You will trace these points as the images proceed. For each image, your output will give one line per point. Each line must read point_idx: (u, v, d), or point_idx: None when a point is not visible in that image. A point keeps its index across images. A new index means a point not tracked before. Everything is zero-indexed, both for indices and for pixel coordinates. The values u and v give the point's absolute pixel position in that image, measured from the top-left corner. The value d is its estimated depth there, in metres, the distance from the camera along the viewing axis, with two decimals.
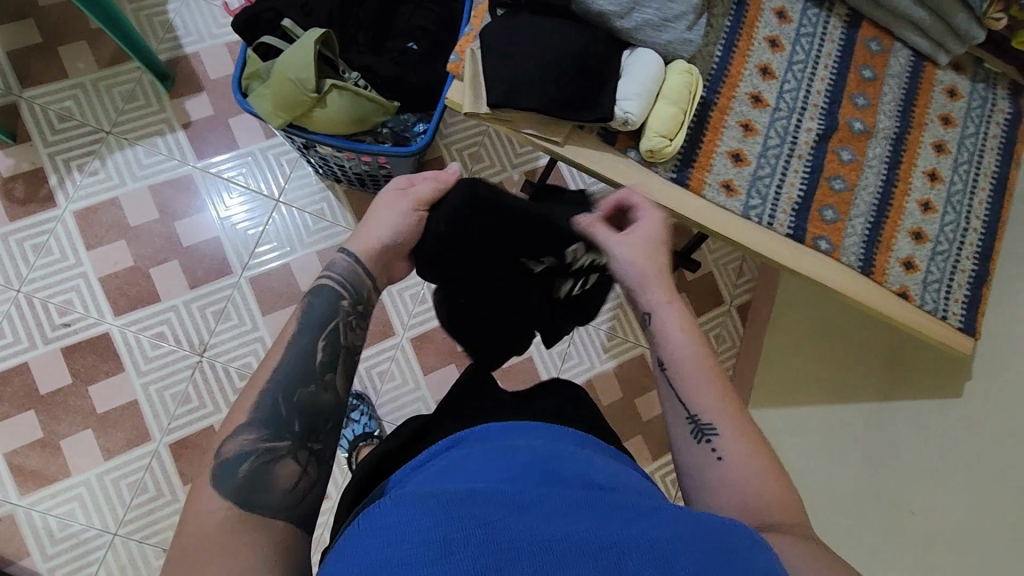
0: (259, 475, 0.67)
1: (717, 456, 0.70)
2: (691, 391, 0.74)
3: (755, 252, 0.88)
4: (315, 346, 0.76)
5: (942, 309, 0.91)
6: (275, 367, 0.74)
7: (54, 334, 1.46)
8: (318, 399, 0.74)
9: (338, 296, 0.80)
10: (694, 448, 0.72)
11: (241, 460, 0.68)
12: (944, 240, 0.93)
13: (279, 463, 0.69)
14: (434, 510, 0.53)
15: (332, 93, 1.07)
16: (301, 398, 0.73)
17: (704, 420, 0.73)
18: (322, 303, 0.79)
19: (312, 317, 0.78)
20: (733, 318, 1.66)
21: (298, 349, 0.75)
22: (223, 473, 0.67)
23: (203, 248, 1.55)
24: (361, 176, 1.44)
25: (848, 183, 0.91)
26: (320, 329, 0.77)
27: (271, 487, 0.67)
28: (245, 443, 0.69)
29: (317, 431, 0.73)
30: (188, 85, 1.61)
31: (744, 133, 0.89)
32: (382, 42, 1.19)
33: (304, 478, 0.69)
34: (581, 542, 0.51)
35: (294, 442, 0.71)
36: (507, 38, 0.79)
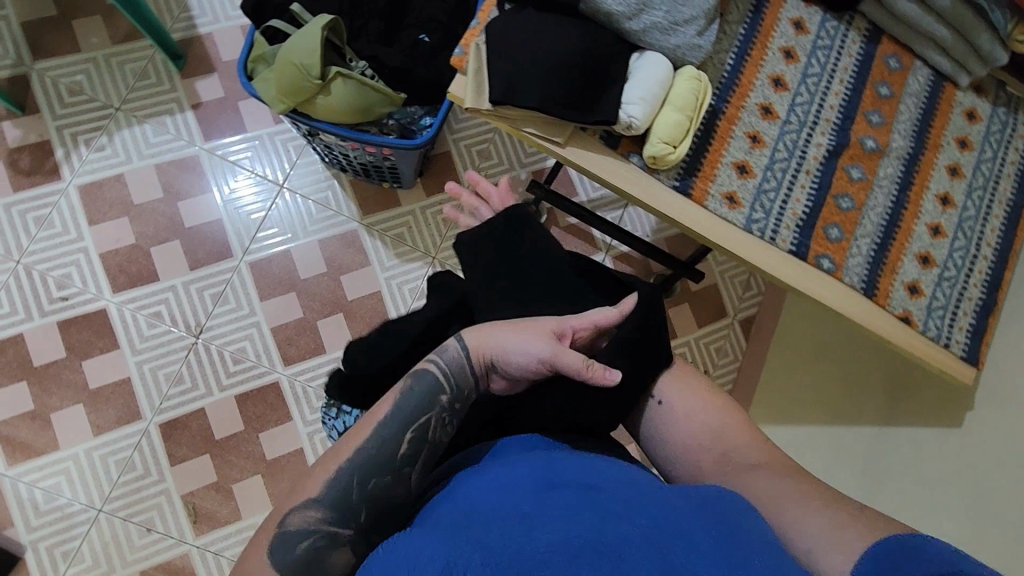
0: (317, 555, 0.64)
1: (658, 402, 0.81)
2: None
3: (755, 267, 0.85)
4: (401, 437, 0.70)
5: (946, 337, 0.89)
6: (353, 453, 0.68)
7: (51, 308, 1.47)
8: (391, 490, 0.68)
9: (438, 389, 0.72)
10: (640, 400, 0.82)
11: (301, 538, 0.64)
12: (951, 266, 0.90)
13: (336, 550, 0.64)
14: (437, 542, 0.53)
15: (337, 80, 1.06)
16: (374, 487, 0.67)
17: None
18: (422, 393, 0.72)
19: (407, 405, 0.71)
20: (737, 331, 1.64)
21: (384, 435, 0.69)
22: (281, 546, 0.64)
23: (205, 230, 1.55)
24: (366, 167, 1.43)
25: (856, 202, 0.88)
26: (412, 421, 0.70)
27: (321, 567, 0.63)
28: (310, 521, 0.65)
29: (383, 524, 0.67)
30: (200, 65, 1.60)
31: (751, 144, 0.87)
32: (392, 32, 1.18)
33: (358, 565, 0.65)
34: (581, 542, 0.52)
35: (359, 528, 0.66)
36: (513, 34, 0.77)
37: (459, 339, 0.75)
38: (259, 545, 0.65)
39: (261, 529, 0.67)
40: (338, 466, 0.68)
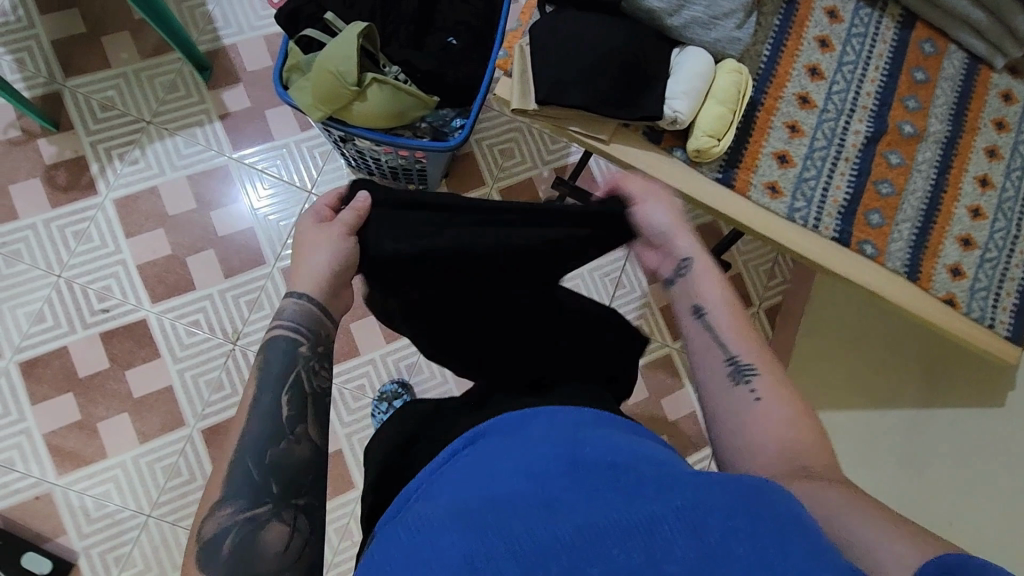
0: (245, 545, 0.64)
1: (757, 397, 0.72)
2: (729, 330, 0.76)
3: (798, 255, 0.87)
4: (279, 402, 0.72)
5: (990, 318, 0.90)
6: (243, 432, 0.71)
7: (93, 319, 1.50)
8: (291, 453, 0.70)
9: (296, 345, 0.76)
10: (734, 390, 0.73)
11: (223, 537, 0.64)
12: (993, 247, 0.91)
13: (264, 529, 0.65)
14: (454, 530, 0.52)
15: (372, 86, 1.08)
16: (272, 457, 0.69)
17: (741, 360, 0.75)
18: (279, 359, 0.75)
19: (268, 376, 0.74)
20: (762, 320, 1.62)
21: (261, 409, 0.72)
22: (209, 554, 0.64)
23: (238, 238, 1.58)
24: (396, 170, 1.45)
25: (896, 187, 0.89)
26: (279, 385, 0.73)
27: (257, 551, 0.64)
28: (224, 519, 0.65)
29: (299, 485, 0.69)
30: (226, 76, 1.63)
31: (790, 134, 0.88)
32: (422, 37, 1.20)
33: (293, 540, 0.65)
34: (606, 525, 0.50)
35: (276, 500, 0.67)
36: (555, 34, 0.79)
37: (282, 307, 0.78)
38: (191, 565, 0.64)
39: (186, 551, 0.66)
40: (232, 455, 0.69)
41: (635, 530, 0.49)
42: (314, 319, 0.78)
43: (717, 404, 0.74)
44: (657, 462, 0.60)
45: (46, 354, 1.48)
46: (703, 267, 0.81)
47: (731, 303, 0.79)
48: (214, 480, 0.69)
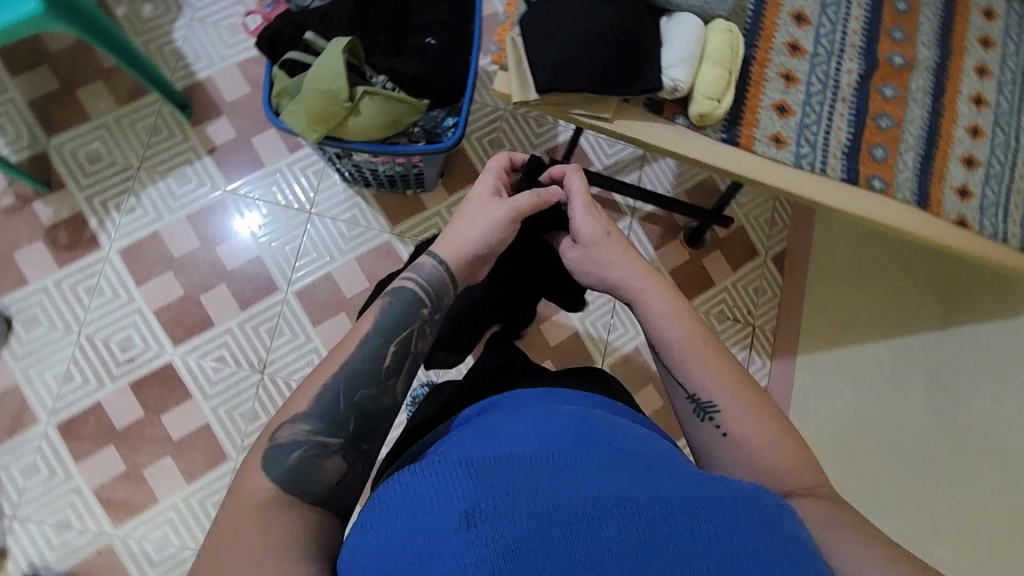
0: (309, 466, 0.71)
1: (722, 434, 0.78)
2: (689, 371, 0.82)
3: (810, 200, 0.88)
4: (384, 352, 0.79)
5: (1003, 233, 0.92)
6: (342, 363, 0.77)
7: (120, 371, 1.52)
8: (377, 401, 0.77)
9: (418, 303, 0.83)
10: (700, 427, 0.80)
11: (292, 449, 0.71)
12: (996, 163, 0.93)
13: (328, 458, 0.72)
14: (458, 476, 0.53)
15: (364, 99, 1.09)
16: (359, 399, 0.76)
17: (703, 399, 0.81)
18: (400, 305, 0.82)
19: (387, 320, 0.81)
20: (770, 270, 1.63)
21: (368, 349, 0.79)
22: (273, 459, 0.71)
23: (246, 269, 1.60)
24: (393, 177, 1.46)
25: (894, 119, 0.91)
26: (394, 335, 0.80)
27: (315, 474, 0.71)
28: (300, 434, 0.72)
29: (370, 433, 0.76)
30: (207, 109, 1.62)
31: (786, 83, 0.89)
32: (402, 41, 1.19)
33: (347, 475, 0.73)
34: (612, 505, 0.53)
35: (348, 439, 0.74)
36: (544, 22, 0.79)
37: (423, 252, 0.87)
38: (254, 464, 0.71)
39: (252, 449, 0.73)
40: (328, 379, 0.76)
41: (638, 515, 0.52)
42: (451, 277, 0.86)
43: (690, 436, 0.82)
44: (654, 452, 0.65)
45: (81, 412, 1.49)
46: (648, 298, 0.87)
47: (690, 332, 0.84)
48: (309, 390, 0.76)
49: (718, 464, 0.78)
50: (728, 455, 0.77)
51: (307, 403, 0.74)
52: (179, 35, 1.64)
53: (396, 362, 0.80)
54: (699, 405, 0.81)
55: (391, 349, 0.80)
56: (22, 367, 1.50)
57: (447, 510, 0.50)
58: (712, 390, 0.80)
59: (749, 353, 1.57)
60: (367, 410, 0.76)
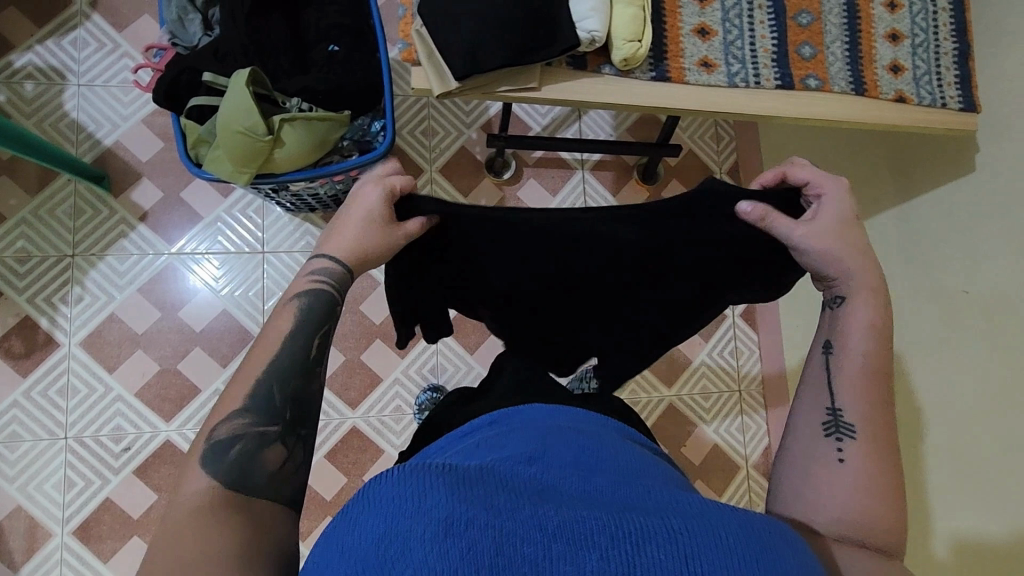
0: (247, 457, 0.70)
1: (838, 459, 0.76)
2: (853, 393, 0.80)
3: (752, 115, 0.88)
4: (310, 343, 0.79)
5: (941, 98, 0.92)
6: (268, 360, 0.76)
7: (120, 462, 1.47)
8: (306, 389, 0.77)
9: (329, 294, 0.83)
10: (821, 439, 0.79)
11: (229, 443, 0.70)
12: (919, 31, 0.94)
13: (266, 448, 0.72)
14: (442, 489, 0.56)
15: (284, 128, 1.03)
16: (292, 388, 0.76)
17: (844, 418, 0.79)
18: (319, 301, 0.82)
19: (309, 317, 0.80)
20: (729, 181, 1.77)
21: (295, 343, 0.78)
22: (210, 456, 0.70)
23: (216, 326, 1.55)
24: (337, 196, 1.41)
25: (813, 14, 0.91)
26: (317, 328, 0.80)
27: (255, 469, 0.70)
28: (236, 428, 0.72)
29: (304, 420, 0.76)
30: (126, 175, 1.54)
31: (700, 5, 0.87)
32: (306, 57, 1.14)
33: (288, 463, 0.73)
34: (595, 528, 0.54)
35: (286, 426, 0.74)
36: (443, 7, 0.76)
37: (318, 249, 0.85)
38: (192, 465, 0.70)
39: (189, 450, 0.72)
40: (257, 377, 0.75)
41: (622, 541, 0.53)
42: (351, 274, 0.84)
43: (799, 437, 0.81)
44: (648, 481, 0.66)
45: (93, 513, 1.45)
46: (858, 305, 0.84)
47: (871, 363, 0.81)
48: (239, 384, 0.75)
49: (797, 460, 0.79)
50: (811, 464, 0.77)
51: (237, 396, 0.74)
52: (71, 106, 1.54)
53: (321, 349, 0.80)
54: (839, 422, 0.79)
55: (313, 342, 0.79)
56: (18, 486, 1.44)
57: (426, 522, 0.53)
58: (869, 424, 0.78)
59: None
60: (302, 398, 0.76)
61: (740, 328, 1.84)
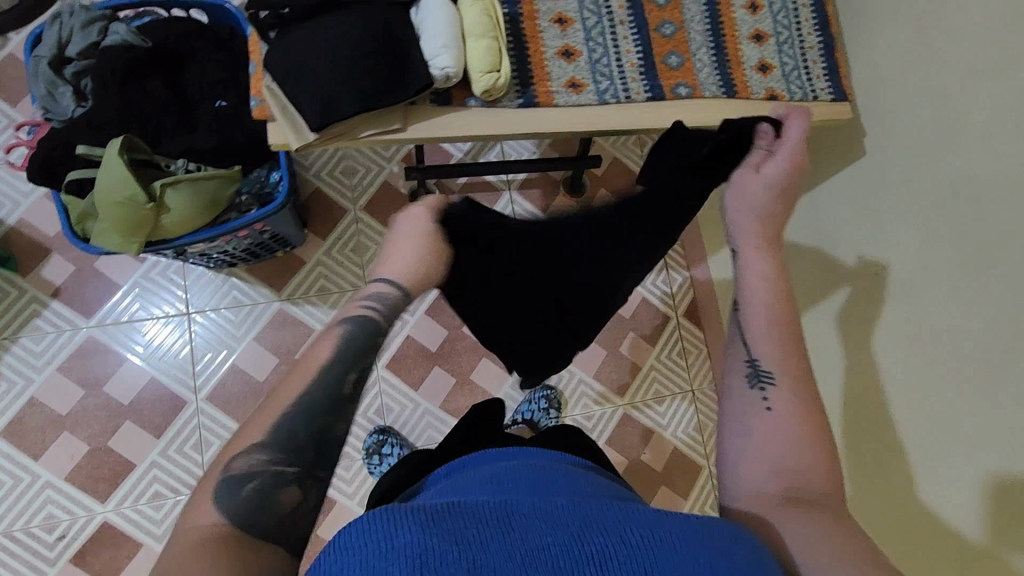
0: (261, 494, 0.66)
1: (766, 405, 0.75)
2: (758, 339, 0.79)
3: (627, 130, 0.88)
4: (344, 377, 0.74)
5: (812, 91, 0.94)
6: (297, 391, 0.72)
7: (57, 551, 1.41)
8: (331, 430, 0.72)
9: (377, 327, 0.80)
10: (746, 393, 0.77)
11: (246, 480, 0.66)
12: (782, 29, 0.95)
13: (282, 489, 0.67)
14: (415, 526, 0.53)
15: (168, 192, 1.01)
16: (316, 427, 0.71)
17: (761, 367, 0.77)
18: (362, 333, 0.78)
19: (347, 349, 0.76)
20: None
21: (328, 376, 0.73)
22: (226, 489, 0.66)
23: (145, 395, 1.50)
24: (253, 248, 1.38)
25: (676, 23, 0.92)
26: (354, 362, 0.76)
27: (268, 510, 0.66)
28: (255, 463, 0.67)
29: (326, 460, 0.71)
30: (34, 253, 1.50)
31: (561, 27, 0.88)
32: (190, 116, 1.11)
33: (302, 507, 0.68)
34: (560, 560, 0.51)
35: (305, 468, 0.69)
36: (292, 61, 0.74)
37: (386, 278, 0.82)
38: (202, 498, 0.66)
39: (202, 478, 0.68)
40: (282, 408, 0.71)
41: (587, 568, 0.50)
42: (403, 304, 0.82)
43: (727, 396, 0.79)
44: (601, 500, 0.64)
45: None
46: (749, 259, 0.83)
47: (773, 303, 0.80)
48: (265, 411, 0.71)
49: (738, 430, 0.75)
50: (752, 428, 0.74)
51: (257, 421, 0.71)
52: None
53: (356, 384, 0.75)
54: (757, 372, 0.77)
55: (353, 375, 0.75)
56: None
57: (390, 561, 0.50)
58: (772, 363, 0.77)
59: (668, 273, 1.85)
60: (325, 441, 0.71)
61: (685, 327, 1.84)
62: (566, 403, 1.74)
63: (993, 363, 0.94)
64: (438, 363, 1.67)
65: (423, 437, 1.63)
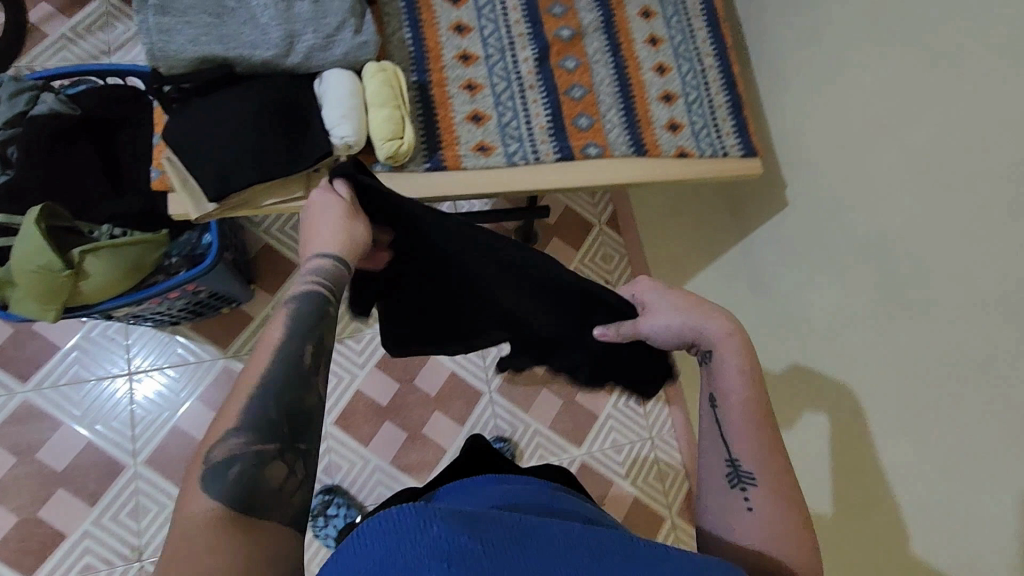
0: (250, 478, 0.56)
1: (747, 509, 0.73)
2: (740, 436, 0.76)
3: (538, 190, 0.89)
4: (302, 350, 0.65)
5: (721, 148, 0.96)
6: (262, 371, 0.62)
7: None
8: (306, 402, 0.62)
9: (323, 301, 0.70)
10: (728, 492, 0.75)
11: (229, 463, 0.56)
12: (691, 89, 0.99)
13: (269, 467, 0.57)
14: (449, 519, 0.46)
15: (87, 259, 1.00)
16: (290, 401, 0.61)
17: (742, 466, 0.75)
18: (307, 306, 0.68)
19: (299, 324, 0.67)
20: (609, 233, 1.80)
21: (282, 351, 0.64)
22: (213, 475, 0.56)
23: (81, 461, 1.45)
24: (193, 307, 1.37)
25: (585, 86, 0.95)
26: (310, 334, 0.67)
27: (261, 490, 0.56)
28: (235, 446, 0.57)
29: (303, 429, 0.61)
30: None
31: (471, 93, 0.90)
32: (118, 182, 1.11)
33: (293, 484, 0.58)
34: None
35: (286, 441, 0.60)
36: (189, 133, 0.75)
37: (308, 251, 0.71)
38: (189, 487, 0.56)
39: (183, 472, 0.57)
40: (252, 387, 0.61)
41: None
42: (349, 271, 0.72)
43: (711, 490, 0.77)
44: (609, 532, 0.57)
45: None
46: (727, 354, 0.77)
47: (753, 405, 0.76)
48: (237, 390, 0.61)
49: (716, 517, 0.76)
50: (730, 528, 0.73)
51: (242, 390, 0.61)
52: None
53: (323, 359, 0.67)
54: (737, 472, 0.75)
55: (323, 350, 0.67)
56: None
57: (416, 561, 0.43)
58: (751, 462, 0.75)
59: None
60: (306, 411, 0.62)
61: None
62: (522, 455, 1.70)
63: (922, 411, 0.95)
64: (388, 417, 1.64)
65: (373, 495, 1.58)
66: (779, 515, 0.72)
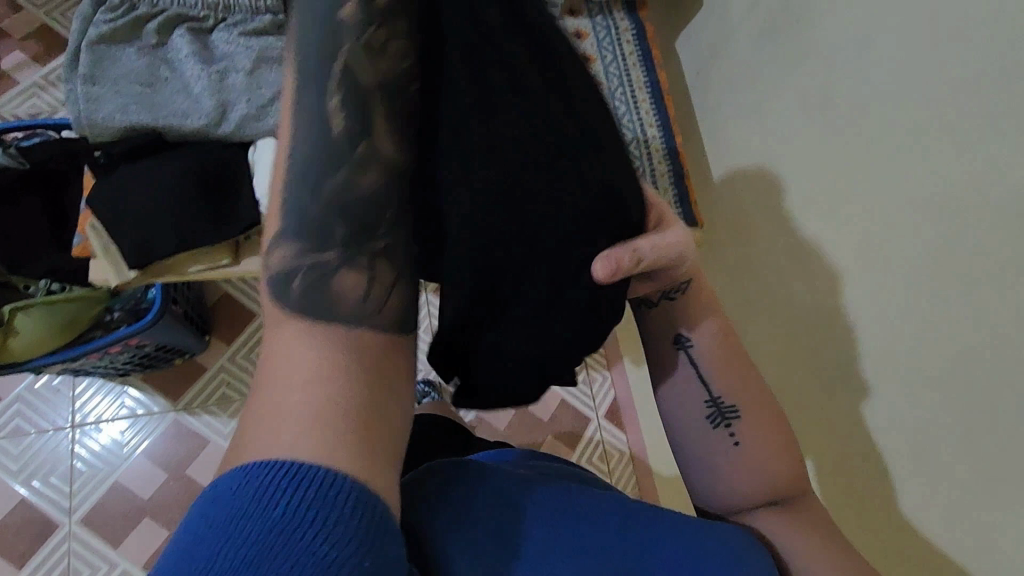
0: (312, 296, 0.46)
1: (732, 445, 0.72)
2: (715, 371, 0.73)
3: None
4: (327, 117, 0.46)
5: None
6: (290, 155, 0.47)
7: None
8: (356, 185, 0.47)
9: (333, 40, 0.46)
10: (712, 430, 0.73)
11: (285, 282, 0.46)
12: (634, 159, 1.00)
13: (337, 276, 0.47)
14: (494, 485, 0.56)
15: (18, 316, 0.99)
16: (333, 193, 0.46)
17: (723, 403, 0.73)
18: (313, 53, 0.46)
19: (308, 80, 0.47)
20: None
21: (305, 123, 0.47)
22: (277, 289, 0.47)
23: (14, 518, 1.40)
24: (142, 359, 1.34)
25: None
26: (329, 94, 0.46)
27: (331, 303, 0.46)
28: (289, 259, 0.47)
29: (372, 223, 0.48)
30: None
31: None
32: (61, 235, 1.10)
33: (372, 289, 0.47)
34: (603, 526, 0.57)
35: (351, 242, 0.47)
36: (113, 202, 0.74)
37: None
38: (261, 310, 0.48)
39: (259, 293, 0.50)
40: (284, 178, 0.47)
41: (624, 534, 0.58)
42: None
43: (687, 436, 0.75)
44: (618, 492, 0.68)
45: None
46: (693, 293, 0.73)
47: (721, 338, 0.74)
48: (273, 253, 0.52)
49: (700, 462, 0.74)
50: (717, 474, 0.73)
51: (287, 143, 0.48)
52: None
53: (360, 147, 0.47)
54: (717, 409, 0.73)
55: (369, 95, 0.47)
56: None
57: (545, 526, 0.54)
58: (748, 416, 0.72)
59: (589, 372, 1.77)
60: (364, 201, 0.47)
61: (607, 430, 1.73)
62: None
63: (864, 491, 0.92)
64: None
65: None
66: (762, 454, 0.72)
